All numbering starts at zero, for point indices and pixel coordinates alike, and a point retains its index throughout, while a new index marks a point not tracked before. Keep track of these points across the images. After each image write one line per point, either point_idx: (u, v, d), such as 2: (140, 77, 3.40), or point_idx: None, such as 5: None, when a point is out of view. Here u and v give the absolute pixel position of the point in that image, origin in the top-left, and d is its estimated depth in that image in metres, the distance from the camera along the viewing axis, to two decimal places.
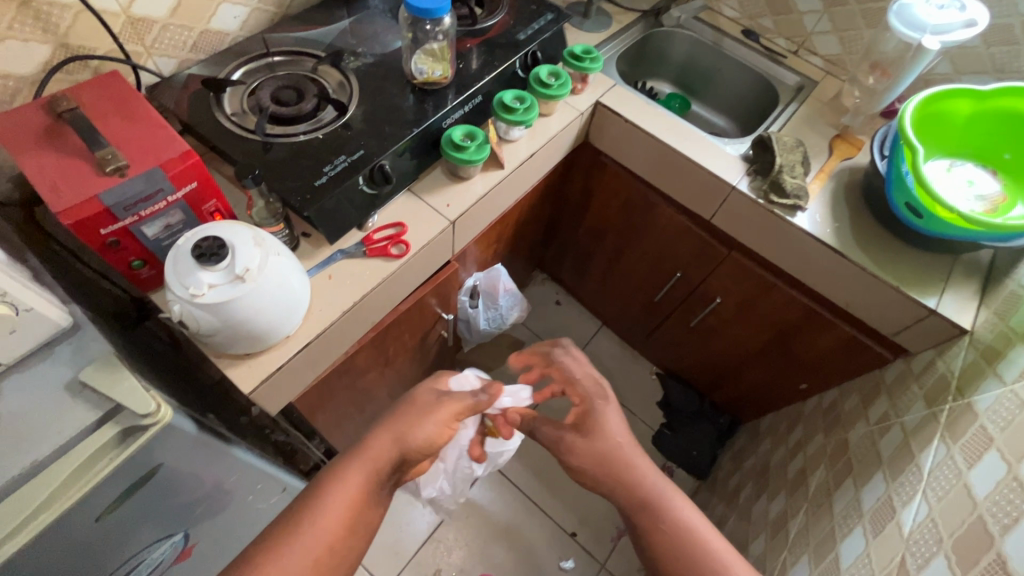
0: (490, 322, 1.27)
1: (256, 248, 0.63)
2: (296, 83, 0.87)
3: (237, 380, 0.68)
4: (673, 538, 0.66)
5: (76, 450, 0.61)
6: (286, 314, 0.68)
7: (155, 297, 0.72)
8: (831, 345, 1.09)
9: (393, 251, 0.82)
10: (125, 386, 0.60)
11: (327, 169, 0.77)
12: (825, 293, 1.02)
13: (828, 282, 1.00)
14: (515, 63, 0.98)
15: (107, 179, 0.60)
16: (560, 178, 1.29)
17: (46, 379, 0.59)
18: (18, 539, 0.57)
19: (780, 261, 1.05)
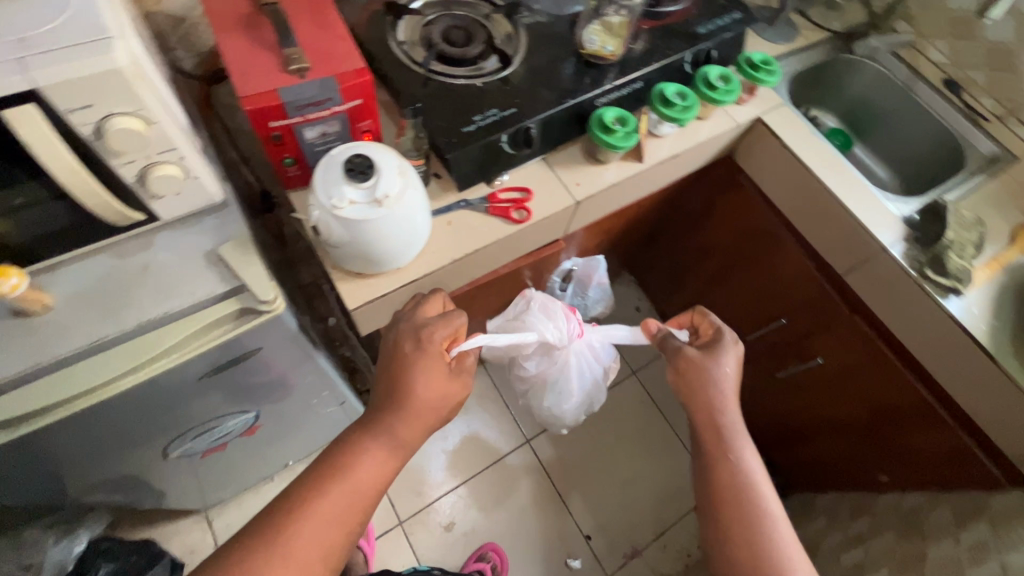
0: (572, 308, 1.25)
1: (398, 176, 0.64)
2: (468, 26, 0.86)
3: (345, 295, 0.72)
4: (734, 489, 0.66)
5: (203, 313, 0.65)
6: (405, 247, 0.69)
7: (293, 197, 0.76)
8: (934, 448, 0.97)
9: (514, 216, 0.81)
10: (251, 270, 0.65)
11: (476, 119, 0.77)
12: (952, 392, 0.91)
13: (961, 381, 0.89)
14: (685, 57, 0.92)
15: (289, 78, 0.63)
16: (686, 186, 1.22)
17: (192, 245, 0.67)
18: (143, 372, 0.64)
19: (910, 343, 0.94)
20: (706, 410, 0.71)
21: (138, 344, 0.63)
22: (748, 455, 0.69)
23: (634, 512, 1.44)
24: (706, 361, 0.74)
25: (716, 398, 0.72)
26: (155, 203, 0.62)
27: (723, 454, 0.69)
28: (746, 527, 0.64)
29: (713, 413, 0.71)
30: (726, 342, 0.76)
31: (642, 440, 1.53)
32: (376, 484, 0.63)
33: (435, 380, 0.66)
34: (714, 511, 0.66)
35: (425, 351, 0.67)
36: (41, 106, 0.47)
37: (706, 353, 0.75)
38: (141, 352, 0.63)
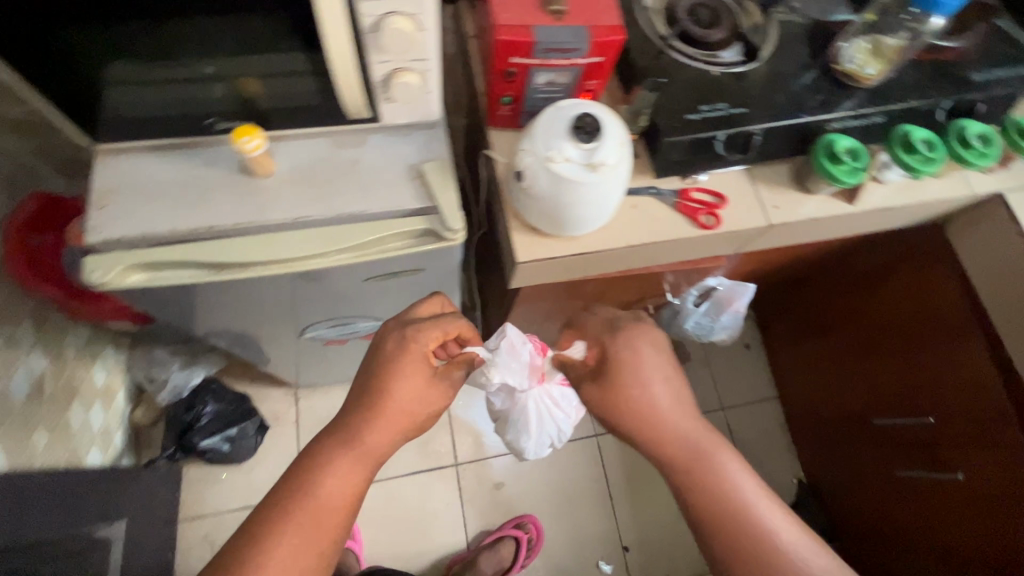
0: (696, 327, 1.18)
1: (618, 146, 0.61)
2: (719, 6, 0.79)
3: (517, 246, 0.71)
4: (728, 499, 0.59)
5: (392, 222, 0.66)
6: (594, 218, 0.67)
7: (492, 135, 0.76)
8: None
9: (701, 220, 0.76)
10: (448, 196, 0.66)
11: (702, 108, 0.72)
12: None
13: None
14: (945, 103, 0.80)
15: (546, 18, 0.61)
16: (865, 242, 1.11)
17: (399, 154, 0.69)
18: (325, 261, 0.65)
19: None
20: (656, 432, 0.64)
21: (330, 233, 0.65)
22: (722, 459, 0.62)
23: (680, 544, 1.39)
24: (630, 369, 0.66)
25: (653, 420, 0.64)
26: (385, 106, 0.63)
27: (701, 468, 0.61)
28: (749, 540, 0.58)
29: (658, 437, 0.64)
30: (611, 343, 0.69)
31: None
32: (350, 500, 0.59)
33: (422, 390, 0.64)
34: (719, 537, 0.59)
35: (412, 361, 0.65)
36: None
37: (608, 378, 0.67)
38: (331, 241, 0.64)
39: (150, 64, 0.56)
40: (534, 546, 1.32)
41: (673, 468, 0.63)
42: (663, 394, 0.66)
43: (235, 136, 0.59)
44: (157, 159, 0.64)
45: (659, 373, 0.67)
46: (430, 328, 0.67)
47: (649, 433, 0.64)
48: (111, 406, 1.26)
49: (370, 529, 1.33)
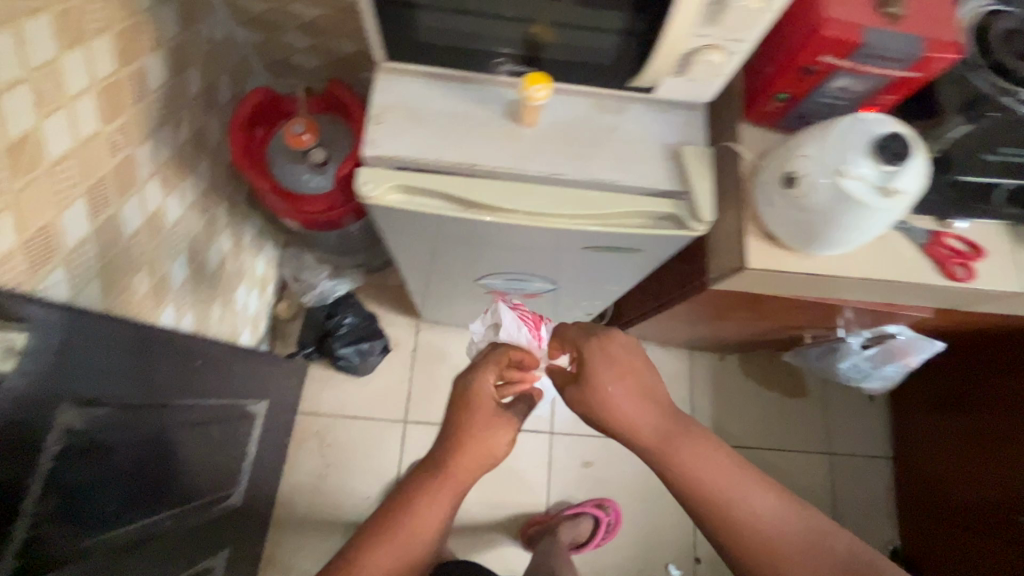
0: (851, 369, 1.12)
1: (921, 174, 0.55)
2: None
3: (749, 251, 0.68)
4: (710, 481, 0.60)
5: (640, 199, 0.64)
6: (853, 242, 0.63)
7: (743, 129, 0.72)
8: None
9: (953, 270, 0.68)
10: (703, 187, 0.63)
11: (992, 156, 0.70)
12: None
13: None
14: None
15: (878, 21, 0.56)
16: None
17: (656, 132, 0.66)
18: (565, 223, 0.65)
19: None
20: (628, 426, 0.65)
21: (578, 197, 0.64)
22: (694, 448, 0.62)
23: None
24: (605, 376, 0.67)
25: (620, 419, 0.65)
26: (669, 80, 0.60)
27: (677, 456, 0.62)
28: (733, 516, 0.59)
29: (627, 430, 0.65)
30: (590, 351, 0.70)
31: None
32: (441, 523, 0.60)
33: (493, 421, 0.66)
34: (704, 515, 0.61)
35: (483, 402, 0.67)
36: None
37: (584, 382, 0.68)
38: (578, 205, 0.64)
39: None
40: (610, 527, 1.35)
41: (649, 454, 0.64)
42: (634, 391, 0.66)
43: (526, 82, 0.59)
44: (432, 87, 0.65)
45: (634, 385, 0.67)
46: (489, 366, 0.70)
47: (627, 425, 0.65)
48: (263, 295, 1.36)
49: None
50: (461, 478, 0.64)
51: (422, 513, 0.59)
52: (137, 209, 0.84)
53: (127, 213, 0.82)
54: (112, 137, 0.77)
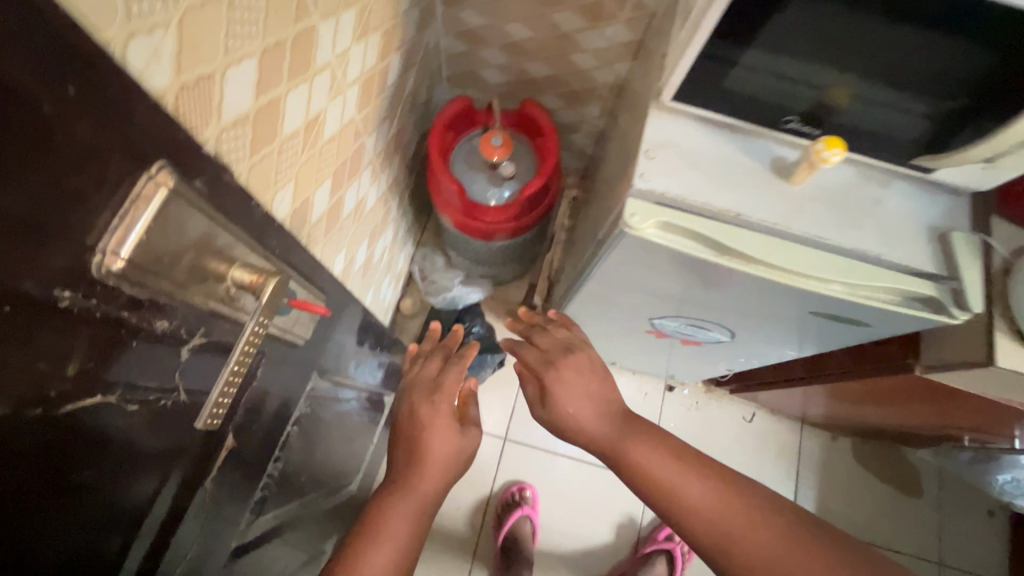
0: (1007, 482, 1.07)
1: None
2: None
3: (996, 348, 0.65)
4: (654, 466, 0.61)
5: (901, 277, 0.63)
6: None
7: (1001, 225, 0.69)
8: None
9: None
10: (973, 275, 0.61)
11: None
12: None
13: None
14: None
15: None
16: None
17: (921, 211, 0.65)
18: (817, 287, 0.63)
19: None
20: (576, 417, 0.68)
21: (838, 262, 0.63)
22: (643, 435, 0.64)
23: None
24: (559, 352, 0.75)
25: (566, 402, 0.69)
26: (964, 165, 0.59)
27: (630, 449, 0.63)
28: (675, 498, 0.58)
29: (580, 418, 0.68)
30: (536, 335, 0.80)
31: None
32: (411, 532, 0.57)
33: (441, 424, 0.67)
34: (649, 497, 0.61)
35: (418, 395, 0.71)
36: None
37: (527, 356, 0.77)
38: (837, 272, 0.62)
39: (788, 57, 0.55)
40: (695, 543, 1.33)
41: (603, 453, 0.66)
42: (583, 372, 0.71)
43: (822, 143, 0.59)
44: (705, 130, 0.66)
45: (589, 370, 0.72)
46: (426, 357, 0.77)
47: (570, 404, 0.69)
48: (395, 289, 1.39)
49: (548, 498, 1.37)
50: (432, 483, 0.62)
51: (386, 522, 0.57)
52: (354, 193, 0.88)
53: (348, 195, 0.86)
54: (358, 123, 0.81)
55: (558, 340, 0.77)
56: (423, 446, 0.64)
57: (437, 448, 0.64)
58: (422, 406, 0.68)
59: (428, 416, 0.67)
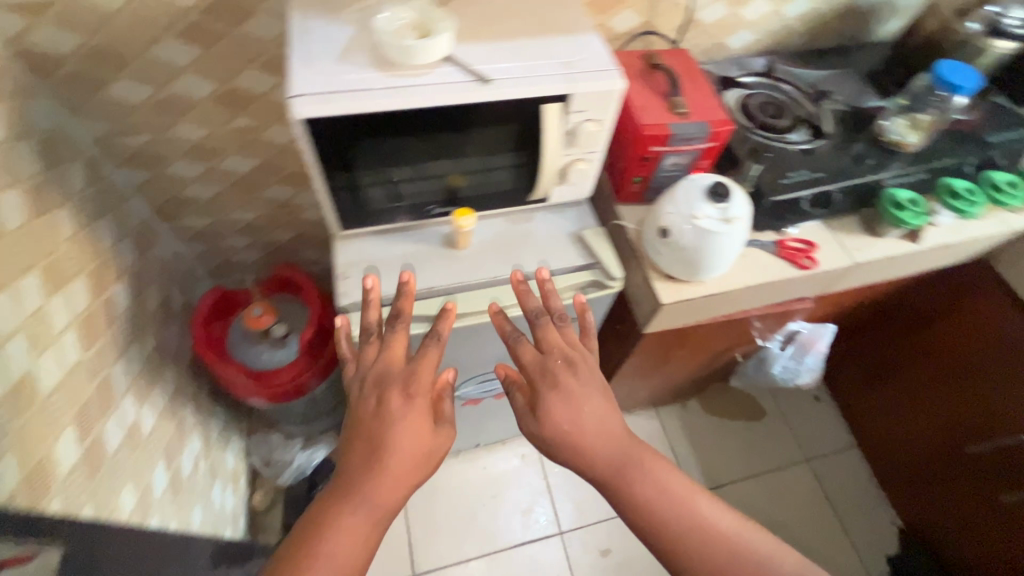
0: (783, 371, 1.29)
1: (743, 203, 0.79)
2: (779, 101, 1.02)
3: (659, 291, 0.86)
4: (649, 501, 0.59)
5: (564, 277, 0.82)
6: (722, 263, 0.84)
7: (623, 208, 0.94)
8: None
9: (802, 262, 0.92)
10: (607, 253, 0.83)
11: (792, 174, 0.92)
12: None
13: None
14: (974, 160, 1.00)
15: (675, 116, 0.82)
16: (883, 293, 1.25)
17: (559, 226, 0.87)
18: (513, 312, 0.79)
19: None
20: (576, 436, 0.62)
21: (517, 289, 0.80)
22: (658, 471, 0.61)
23: None
24: (570, 356, 0.68)
25: (563, 417, 0.63)
26: (557, 188, 0.82)
27: (638, 481, 0.60)
28: (689, 538, 0.58)
29: (583, 441, 0.62)
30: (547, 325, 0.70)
31: (809, 535, 1.48)
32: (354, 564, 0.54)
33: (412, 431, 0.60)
34: (642, 528, 0.59)
35: (403, 401, 0.61)
36: (562, 102, 0.68)
37: (547, 352, 0.69)
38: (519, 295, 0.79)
39: (391, 171, 0.74)
40: None
41: (606, 480, 0.61)
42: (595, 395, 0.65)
43: (456, 216, 0.78)
44: (381, 240, 0.82)
45: (591, 385, 0.65)
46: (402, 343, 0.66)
47: (567, 421, 0.63)
48: (235, 491, 1.31)
49: None
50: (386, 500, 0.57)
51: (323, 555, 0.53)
52: (117, 425, 0.87)
53: (107, 431, 0.84)
54: (90, 362, 0.83)
55: (578, 345, 0.70)
56: (382, 449, 0.58)
57: (401, 467, 0.57)
58: (392, 399, 0.61)
59: (402, 419, 0.59)
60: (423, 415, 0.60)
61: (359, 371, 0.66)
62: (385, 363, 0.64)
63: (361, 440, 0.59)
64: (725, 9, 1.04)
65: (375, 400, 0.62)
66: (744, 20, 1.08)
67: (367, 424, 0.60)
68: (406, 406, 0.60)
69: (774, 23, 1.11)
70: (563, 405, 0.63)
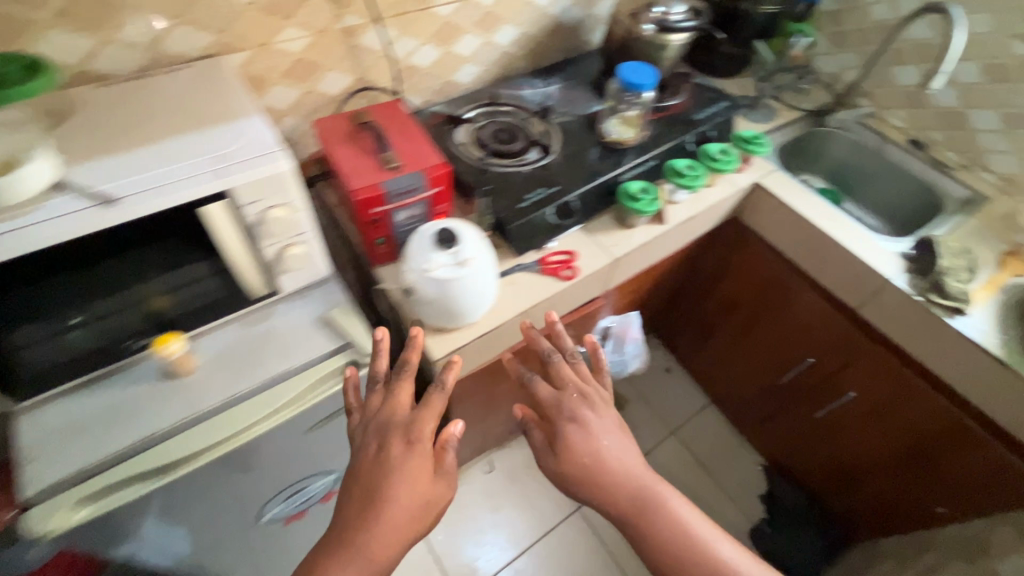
0: (612, 365, 1.31)
1: (476, 242, 0.79)
2: (510, 127, 1.05)
3: (430, 347, 0.83)
4: (673, 541, 0.63)
5: (315, 368, 0.76)
6: (480, 302, 0.83)
7: (381, 271, 0.89)
8: (937, 426, 1.09)
9: (563, 274, 0.95)
10: (358, 327, 0.78)
11: (528, 197, 0.93)
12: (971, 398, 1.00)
13: (975, 384, 0.98)
14: (689, 138, 1.11)
15: (388, 173, 0.80)
16: (670, 265, 1.35)
17: (304, 313, 0.80)
18: (260, 426, 0.71)
19: (923, 356, 1.04)
20: (597, 467, 0.67)
21: (260, 400, 0.72)
22: (673, 504, 0.66)
23: None
24: (581, 392, 0.74)
25: (582, 451, 0.67)
26: (283, 277, 0.76)
27: (655, 514, 0.65)
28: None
29: (604, 475, 0.66)
30: (557, 359, 0.77)
31: (691, 500, 1.57)
32: None
33: (421, 486, 0.60)
34: (649, 549, 0.64)
35: (415, 456, 0.61)
36: (224, 199, 0.63)
37: (567, 386, 0.75)
38: (263, 406, 0.71)
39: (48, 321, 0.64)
40: None
41: (626, 515, 0.65)
42: (618, 436, 0.70)
43: (158, 346, 0.69)
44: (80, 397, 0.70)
45: (605, 421, 0.71)
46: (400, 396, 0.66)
47: (595, 458, 0.68)
48: None
49: None
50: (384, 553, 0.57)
51: None
52: None
53: None
54: None
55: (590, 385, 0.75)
56: (381, 495, 0.58)
57: (399, 519, 0.58)
58: (393, 447, 0.62)
59: (401, 465, 0.60)
60: (426, 462, 0.61)
61: (362, 420, 0.67)
62: (386, 412, 0.65)
63: (358, 491, 0.60)
64: (437, 49, 1.06)
65: (374, 447, 0.63)
66: (462, 56, 1.11)
67: (366, 471, 0.61)
68: (406, 454, 0.61)
69: (494, 52, 1.15)
70: (588, 442, 0.69)
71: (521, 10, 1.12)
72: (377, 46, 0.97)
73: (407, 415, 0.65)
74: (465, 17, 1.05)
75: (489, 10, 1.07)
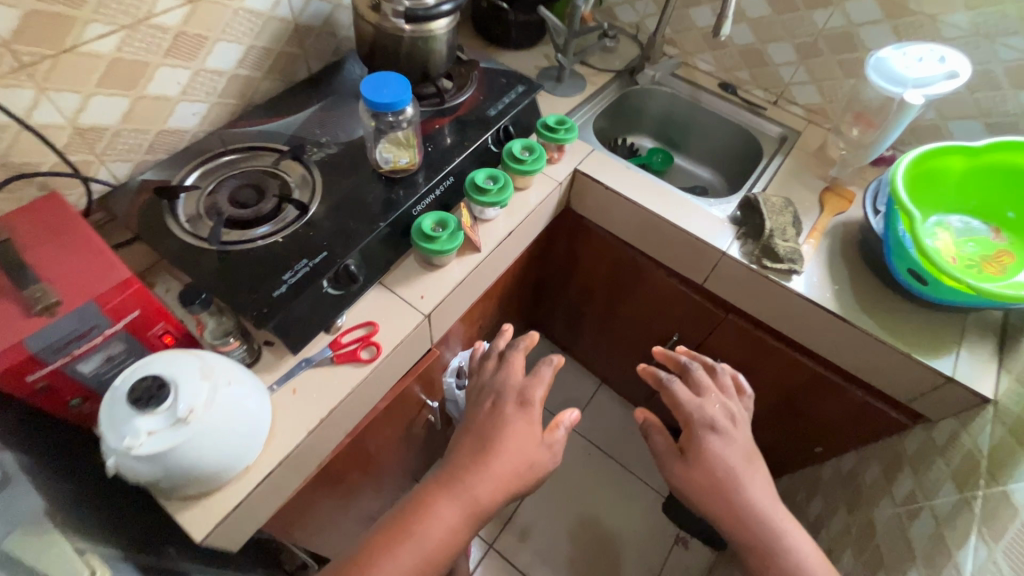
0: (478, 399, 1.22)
1: (202, 381, 0.58)
2: (256, 181, 0.82)
3: (186, 527, 0.62)
4: (772, 551, 0.66)
5: None
6: (238, 451, 0.62)
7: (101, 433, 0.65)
8: (800, 382, 1.06)
9: (363, 355, 0.76)
10: (50, 552, 0.47)
11: (286, 277, 0.72)
12: (820, 352, 0.98)
13: (820, 340, 0.96)
14: (487, 140, 0.94)
15: (34, 320, 0.54)
16: (516, 274, 1.21)
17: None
18: None
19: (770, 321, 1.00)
20: (734, 477, 0.70)
21: None
22: (788, 524, 0.67)
23: (631, 546, 1.44)
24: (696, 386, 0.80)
25: (719, 462, 0.70)
26: None
27: (766, 529, 0.67)
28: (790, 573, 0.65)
29: (736, 494, 0.69)
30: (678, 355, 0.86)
31: (603, 493, 1.53)
32: (433, 553, 0.63)
33: (527, 442, 0.70)
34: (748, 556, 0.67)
35: (527, 430, 0.70)
36: None
37: (689, 374, 0.82)
38: None
39: None
40: None
41: (748, 521, 0.68)
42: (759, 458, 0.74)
43: None
44: None
45: (746, 433, 0.76)
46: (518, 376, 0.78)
47: (706, 474, 0.70)
48: None
49: None
50: (490, 497, 0.66)
51: (420, 532, 0.63)
52: None
53: None
54: None
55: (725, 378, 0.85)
56: (499, 443, 0.69)
57: (501, 477, 0.67)
58: (506, 406, 0.73)
59: (513, 424, 0.70)
60: (531, 432, 0.70)
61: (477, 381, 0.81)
62: (498, 379, 0.78)
63: (468, 442, 0.70)
64: (121, 97, 0.78)
65: (488, 407, 0.74)
66: (168, 97, 0.83)
67: (485, 424, 0.72)
68: (517, 412, 0.71)
69: (217, 81, 0.89)
70: (712, 455, 0.72)
71: (234, 21, 0.86)
72: (6, 118, 0.68)
73: (519, 383, 0.75)
74: (146, 48, 0.77)
75: (182, 32, 0.80)
